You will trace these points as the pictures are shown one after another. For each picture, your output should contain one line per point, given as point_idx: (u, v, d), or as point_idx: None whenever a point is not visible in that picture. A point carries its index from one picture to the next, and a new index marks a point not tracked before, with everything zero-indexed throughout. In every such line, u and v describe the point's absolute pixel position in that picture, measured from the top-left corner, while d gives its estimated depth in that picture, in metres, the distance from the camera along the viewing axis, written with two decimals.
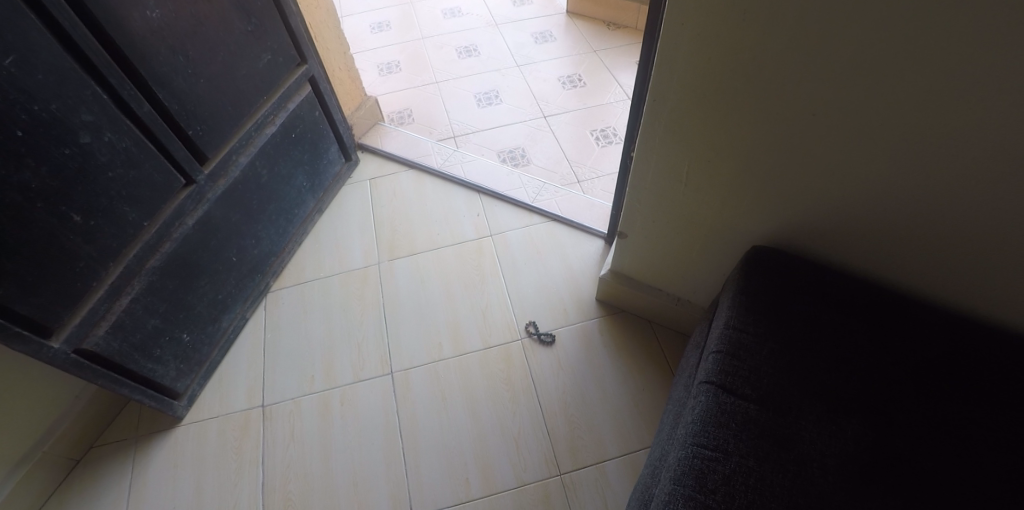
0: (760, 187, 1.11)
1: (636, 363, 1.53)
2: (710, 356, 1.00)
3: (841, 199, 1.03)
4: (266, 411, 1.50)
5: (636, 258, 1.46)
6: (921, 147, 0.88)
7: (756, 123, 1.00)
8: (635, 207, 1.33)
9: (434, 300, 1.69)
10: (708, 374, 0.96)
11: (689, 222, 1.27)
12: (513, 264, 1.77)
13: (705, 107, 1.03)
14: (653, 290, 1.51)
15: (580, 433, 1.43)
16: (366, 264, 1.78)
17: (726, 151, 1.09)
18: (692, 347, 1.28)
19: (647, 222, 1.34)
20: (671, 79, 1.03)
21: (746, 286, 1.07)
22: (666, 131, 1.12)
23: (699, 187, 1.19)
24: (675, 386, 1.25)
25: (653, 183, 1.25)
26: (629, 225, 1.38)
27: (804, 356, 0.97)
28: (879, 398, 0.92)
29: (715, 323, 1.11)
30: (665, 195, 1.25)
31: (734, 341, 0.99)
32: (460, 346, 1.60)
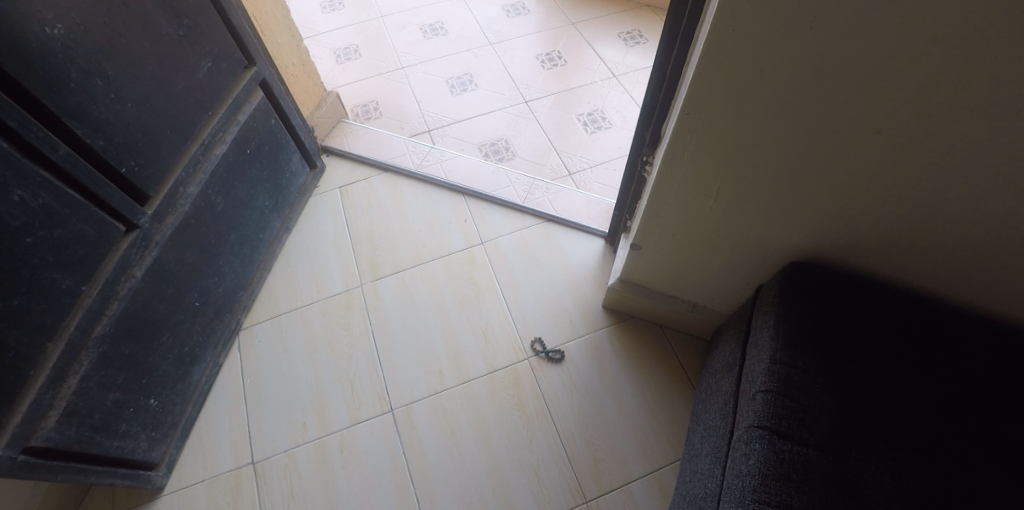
0: (816, 221, 0.92)
1: (650, 374, 1.40)
2: (756, 395, 0.84)
3: (916, 237, 0.85)
4: (257, 469, 1.34)
5: (648, 275, 1.32)
6: (1020, 196, 0.72)
7: (810, 148, 0.80)
8: (647, 231, 1.16)
9: (428, 323, 1.53)
10: (757, 418, 0.81)
11: (711, 248, 1.12)
12: (508, 273, 1.61)
13: (750, 127, 0.81)
14: (667, 298, 1.36)
15: (602, 455, 1.30)
16: (348, 287, 1.60)
17: (775, 181, 0.88)
18: (716, 366, 1.13)
19: (660, 244, 1.18)
20: (703, 111, 0.82)
21: (787, 299, 0.91)
22: (690, 158, 0.92)
23: (737, 218, 1.00)
24: (702, 412, 1.11)
25: (669, 209, 1.07)
26: (640, 245, 1.21)
27: (862, 381, 0.82)
28: (963, 438, 0.77)
29: (751, 348, 0.94)
30: (684, 220, 1.07)
31: (783, 375, 0.83)
32: (464, 372, 1.44)
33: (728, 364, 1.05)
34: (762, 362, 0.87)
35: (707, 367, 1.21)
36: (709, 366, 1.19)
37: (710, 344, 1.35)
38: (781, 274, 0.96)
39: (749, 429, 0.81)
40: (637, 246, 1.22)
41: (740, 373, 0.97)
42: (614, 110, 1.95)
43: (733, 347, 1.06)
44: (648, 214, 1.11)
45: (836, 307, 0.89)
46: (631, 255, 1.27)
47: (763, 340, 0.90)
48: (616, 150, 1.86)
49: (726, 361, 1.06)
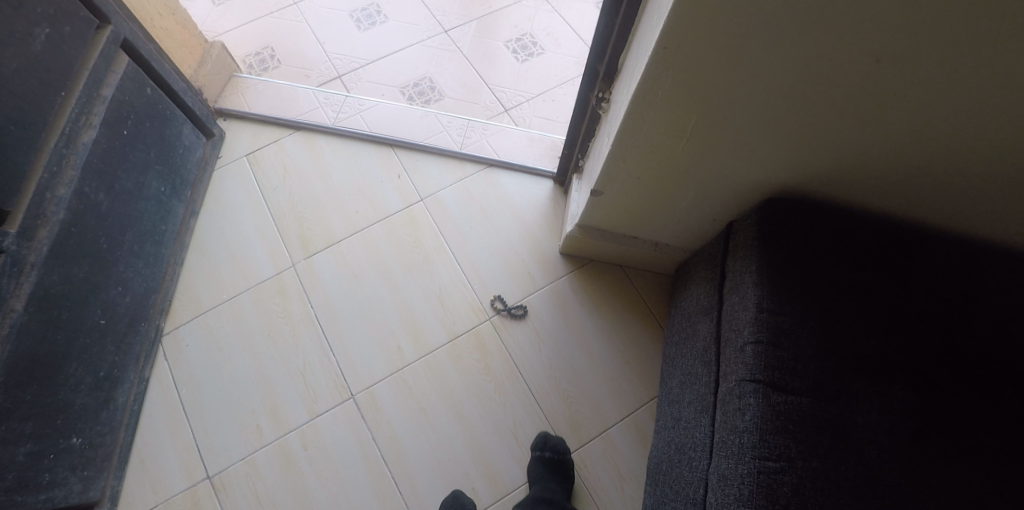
0: (787, 163, 0.89)
1: (616, 317, 1.40)
2: (745, 347, 0.85)
3: (885, 175, 0.85)
4: (215, 483, 1.23)
5: (608, 220, 1.27)
6: (998, 134, 0.70)
7: (790, 93, 0.75)
8: (611, 177, 1.09)
9: (378, 295, 1.41)
10: (748, 372, 0.82)
11: (678, 191, 1.07)
12: (456, 229, 1.49)
13: (727, 72, 0.74)
14: (628, 240, 1.32)
15: (578, 406, 1.32)
16: (278, 270, 1.43)
17: (749, 126, 0.83)
18: (689, 308, 1.14)
19: (623, 190, 1.12)
20: (679, 54, 0.73)
21: (767, 244, 0.90)
22: (659, 104, 0.84)
23: (705, 164, 0.96)
24: (680, 354, 1.12)
25: (635, 156, 1.00)
26: (603, 191, 1.14)
27: (841, 322, 0.84)
28: (930, 367, 0.82)
29: (732, 295, 0.94)
30: (649, 166, 1.01)
31: (771, 326, 0.84)
32: (423, 343, 1.36)
33: (703, 307, 1.05)
34: (748, 313, 0.87)
35: (679, 308, 1.22)
36: (681, 307, 1.20)
37: (676, 281, 1.35)
38: (756, 217, 0.95)
39: (743, 384, 0.82)
40: (598, 192, 1.15)
41: (720, 319, 0.98)
42: (544, 33, 1.79)
43: (706, 289, 1.06)
44: (610, 163, 1.04)
45: (812, 248, 0.89)
46: (591, 201, 1.20)
47: (745, 289, 0.90)
48: (552, 78, 1.72)
49: (701, 304, 1.07)
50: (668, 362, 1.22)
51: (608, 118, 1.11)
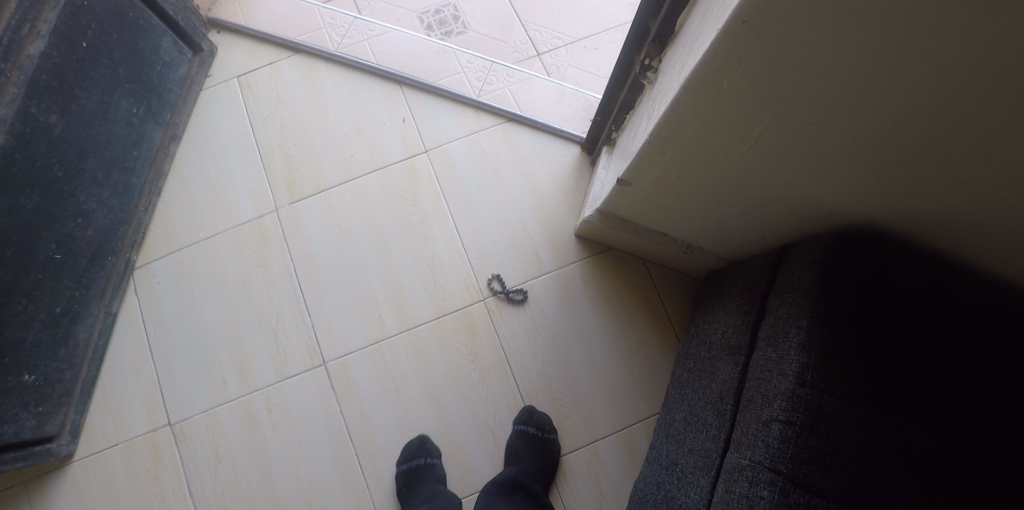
0: (870, 198, 0.69)
1: (626, 318, 1.22)
2: (772, 424, 0.70)
3: (1001, 237, 0.64)
4: (176, 431, 1.18)
5: (634, 212, 1.06)
6: None
7: (905, 120, 0.54)
8: (642, 170, 0.88)
9: (364, 256, 1.26)
10: (770, 457, 0.69)
11: (723, 202, 0.87)
12: (461, 190, 1.30)
13: (824, 82, 0.54)
14: (655, 236, 1.12)
15: (568, 410, 1.17)
16: (260, 213, 1.31)
17: (834, 149, 0.63)
18: (710, 333, 0.99)
19: (655, 186, 0.91)
20: (758, 46, 0.52)
21: (823, 301, 0.73)
22: (714, 106, 0.64)
23: (761, 182, 0.76)
24: (691, 385, 0.99)
25: (675, 158, 0.79)
26: (631, 183, 0.94)
27: (900, 414, 0.68)
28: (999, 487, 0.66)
29: (767, 348, 0.78)
30: (692, 172, 0.81)
31: (810, 408, 0.68)
32: (408, 317, 1.21)
33: (729, 344, 0.90)
34: (783, 383, 0.72)
35: (699, 326, 1.06)
36: (702, 328, 1.04)
37: (704, 290, 1.15)
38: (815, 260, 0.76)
39: (760, 472, 0.68)
40: (625, 181, 0.94)
41: (748, 370, 0.82)
42: None
43: (736, 322, 0.90)
44: (642, 156, 0.84)
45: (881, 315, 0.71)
46: (616, 190, 0.99)
47: (785, 350, 0.74)
48: (599, 21, 1.44)
49: (726, 338, 0.91)
50: (675, 383, 1.09)
51: (648, 96, 0.89)
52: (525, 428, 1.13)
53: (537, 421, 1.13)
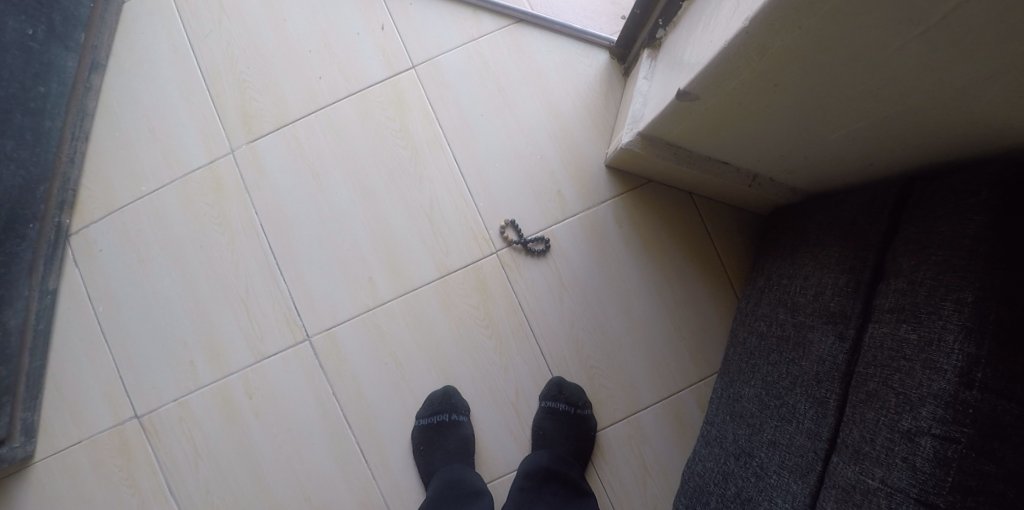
0: None
1: (671, 267, 0.99)
2: (918, 438, 0.51)
3: None
4: (145, 424, 1.03)
5: (687, 135, 0.79)
6: None
7: None
8: (718, 79, 0.60)
9: (346, 206, 1.01)
10: (918, 486, 0.50)
11: (833, 121, 0.61)
12: (462, 116, 1.02)
13: None
14: (714, 165, 0.85)
15: (603, 380, 0.97)
16: (213, 158, 1.07)
17: None
18: (786, 289, 0.77)
19: (729, 102, 0.64)
20: None
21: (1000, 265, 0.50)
22: None
23: (917, 86, 0.50)
24: (762, 354, 0.78)
25: (785, 60, 0.52)
26: (696, 97, 0.66)
27: None
28: None
29: (896, 326, 0.57)
30: (802, 80, 0.54)
31: (981, 419, 0.48)
32: (404, 280, 0.98)
33: (822, 309, 0.68)
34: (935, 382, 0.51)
35: (766, 277, 0.84)
36: (772, 279, 0.82)
37: (769, 232, 0.91)
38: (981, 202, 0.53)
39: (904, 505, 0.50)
40: (687, 94, 0.66)
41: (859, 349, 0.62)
42: None
43: (832, 280, 0.68)
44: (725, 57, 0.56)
45: None
46: (672, 105, 0.71)
47: (934, 333, 0.52)
48: None
49: (816, 300, 0.69)
50: (733, 345, 0.88)
51: None
52: (555, 407, 0.94)
53: (568, 396, 0.95)
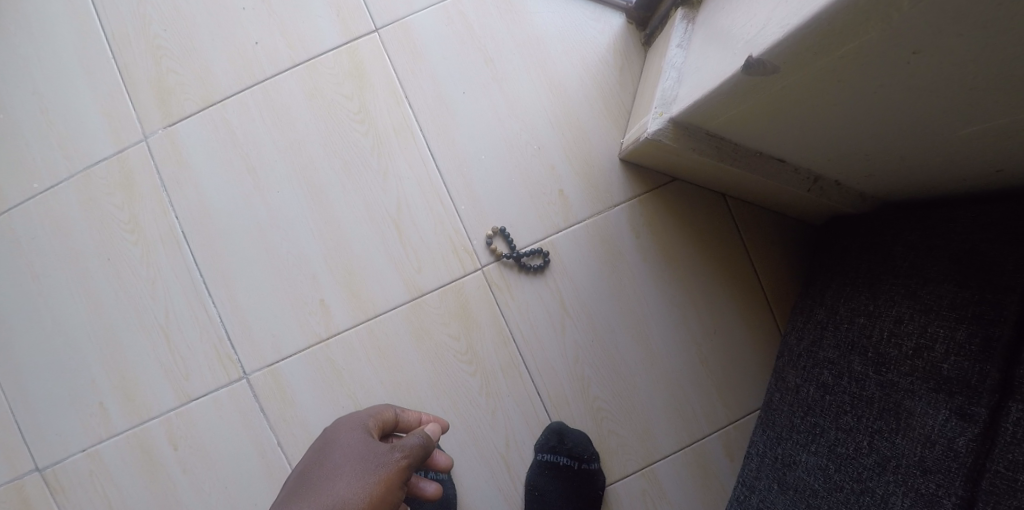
0: None
1: (700, 286, 0.79)
2: None
3: None
4: (47, 480, 0.81)
5: (740, 120, 0.58)
6: None
7: None
8: (827, 37, 0.39)
9: (290, 211, 0.79)
10: None
11: (987, 109, 0.41)
12: (438, 94, 0.79)
13: None
14: (767, 162, 0.65)
15: (614, 425, 0.78)
16: (123, 146, 0.84)
17: None
18: (860, 331, 0.58)
19: (829, 73, 0.43)
20: None
21: None
22: None
23: None
24: (826, 414, 0.60)
25: (976, 7, 0.31)
26: (776, 68, 0.45)
27: None
28: None
29: None
30: (979, 44, 0.34)
31: None
32: (365, 304, 0.77)
33: (928, 370, 0.50)
34: None
35: (825, 307, 0.65)
36: (835, 312, 0.63)
37: (823, 247, 0.72)
38: None
39: None
40: (761, 63, 0.45)
41: (999, 437, 0.44)
42: None
43: (943, 331, 0.49)
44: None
45: None
46: (733, 79, 0.49)
47: None
48: None
49: (917, 356, 0.51)
50: (776, 389, 0.70)
51: None
52: (555, 460, 0.75)
53: (571, 447, 0.76)
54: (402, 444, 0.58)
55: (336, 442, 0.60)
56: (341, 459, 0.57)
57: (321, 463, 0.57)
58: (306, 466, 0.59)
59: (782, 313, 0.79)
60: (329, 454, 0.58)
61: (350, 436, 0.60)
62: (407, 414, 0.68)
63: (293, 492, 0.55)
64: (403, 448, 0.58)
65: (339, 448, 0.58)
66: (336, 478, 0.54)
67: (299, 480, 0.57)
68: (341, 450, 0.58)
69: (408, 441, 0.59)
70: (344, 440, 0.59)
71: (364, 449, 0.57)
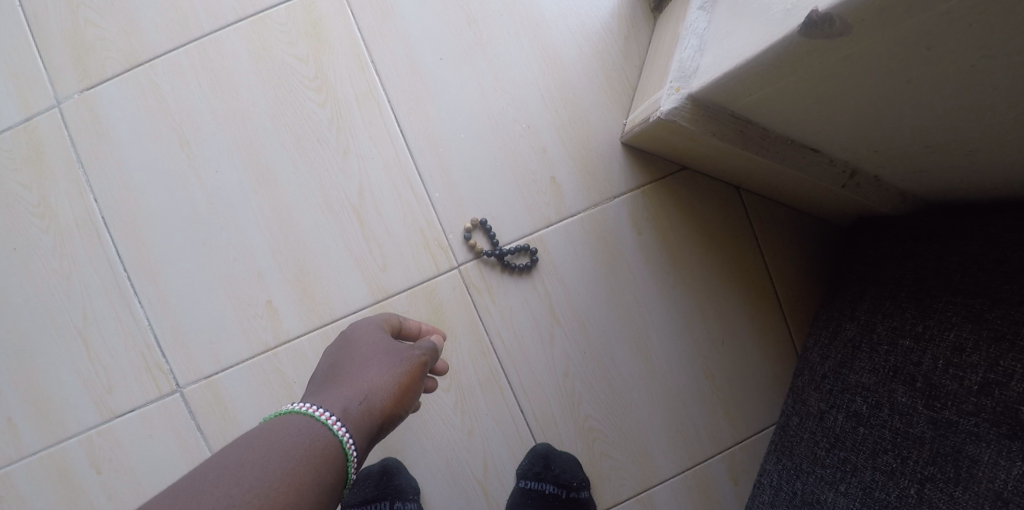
0: None
1: (708, 291, 0.69)
2: None
3: None
4: None
5: (775, 99, 0.47)
6: None
7: None
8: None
9: (232, 196, 0.66)
10: None
11: None
12: (410, 60, 0.67)
13: None
14: (798, 151, 0.55)
15: (606, 447, 0.69)
16: (30, 113, 0.70)
17: None
18: (905, 356, 0.49)
19: (923, 31, 0.32)
20: None
21: None
22: None
23: None
24: (859, 451, 0.51)
25: None
26: (848, 27, 0.33)
27: None
28: None
29: None
30: None
31: None
32: (320, 307, 0.66)
33: (998, 412, 0.41)
34: None
35: (856, 322, 0.56)
36: (870, 329, 0.54)
37: (852, 251, 0.63)
38: None
39: None
40: (830, 19, 0.33)
41: None
42: None
43: (1020, 366, 0.40)
44: None
45: None
46: (784, 42, 0.38)
47: None
48: None
49: (984, 393, 0.42)
50: (793, 412, 0.61)
51: None
52: (540, 489, 0.65)
53: (559, 474, 0.65)
54: (422, 341, 0.51)
55: (349, 339, 0.51)
56: (360, 353, 0.49)
57: (338, 359, 0.49)
58: (319, 367, 0.51)
59: (798, 323, 0.70)
60: (348, 351, 0.50)
61: (361, 333, 0.51)
62: (409, 322, 0.57)
63: (315, 389, 0.47)
64: (422, 348, 0.50)
65: (350, 343, 0.51)
66: (360, 369, 0.47)
67: (316, 381, 0.49)
68: (361, 345, 0.50)
69: (426, 341, 0.51)
70: (362, 333, 0.51)
71: (385, 345, 0.50)
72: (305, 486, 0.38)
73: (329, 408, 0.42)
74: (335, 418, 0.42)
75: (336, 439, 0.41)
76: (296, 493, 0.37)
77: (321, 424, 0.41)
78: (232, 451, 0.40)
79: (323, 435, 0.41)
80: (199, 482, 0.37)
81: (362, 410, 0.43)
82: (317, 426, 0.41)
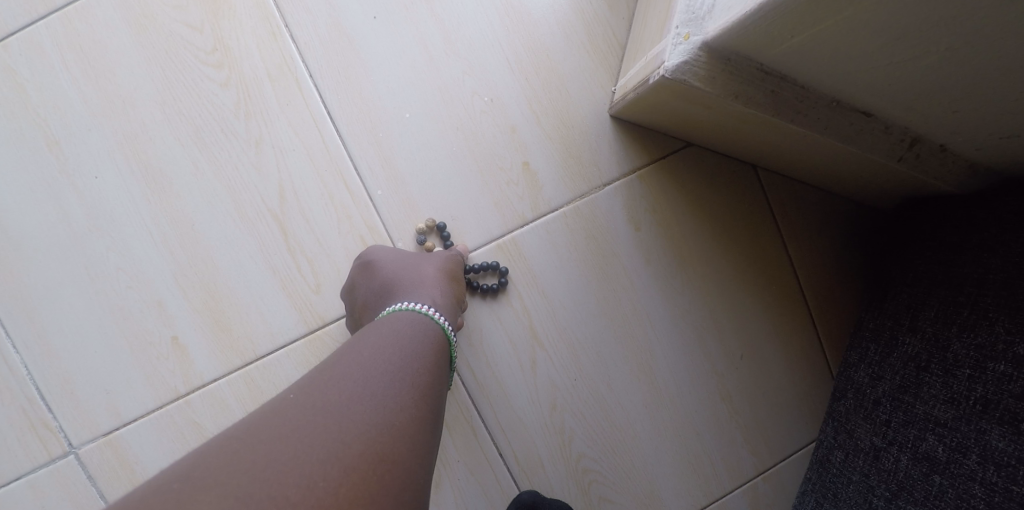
0: None
1: (723, 294, 0.57)
2: None
3: None
4: None
5: (829, 42, 0.33)
6: None
7: None
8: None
9: (118, 205, 0.52)
10: None
11: None
12: (335, 22, 0.52)
13: None
14: (846, 116, 0.41)
15: (607, 490, 0.56)
16: None
17: None
18: (1000, 385, 0.37)
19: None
20: None
21: None
22: None
23: None
24: (937, 507, 0.39)
25: None
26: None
27: None
28: None
29: None
30: None
31: None
32: (239, 342, 0.52)
33: None
34: None
35: (919, 336, 0.44)
36: (942, 347, 0.42)
37: (904, 242, 0.50)
38: None
39: None
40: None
41: None
42: None
43: None
44: None
45: None
46: None
47: None
48: None
49: None
50: (836, 445, 0.49)
51: None
52: None
53: None
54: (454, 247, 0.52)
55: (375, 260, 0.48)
56: (398, 266, 0.48)
57: (374, 287, 0.47)
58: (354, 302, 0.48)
59: (830, 330, 0.58)
60: (376, 271, 0.48)
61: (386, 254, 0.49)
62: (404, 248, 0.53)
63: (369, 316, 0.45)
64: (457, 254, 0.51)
65: (380, 266, 0.48)
66: (414, 275, 0.47)
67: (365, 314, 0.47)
68: (392, 264, 0.48)
69: (456, 247, 0.52)
70: (385, 257, 0.49)
71: (420, 254, 0.50)
72: (434, 363, 0.40)
73: (420, 301, 0.44)
74: (432, 309, 0.44)
75: (439, 327, 0.43)
76: (432, 370, 0.39)
77: (417, 313, 0.43)
78: (350, 347, 0.38)
79: (424, 322, 0.42)
80: (345, 370, 0.36)
81: (444, 303, 0.46)
82: (415, 315, 0.43)
